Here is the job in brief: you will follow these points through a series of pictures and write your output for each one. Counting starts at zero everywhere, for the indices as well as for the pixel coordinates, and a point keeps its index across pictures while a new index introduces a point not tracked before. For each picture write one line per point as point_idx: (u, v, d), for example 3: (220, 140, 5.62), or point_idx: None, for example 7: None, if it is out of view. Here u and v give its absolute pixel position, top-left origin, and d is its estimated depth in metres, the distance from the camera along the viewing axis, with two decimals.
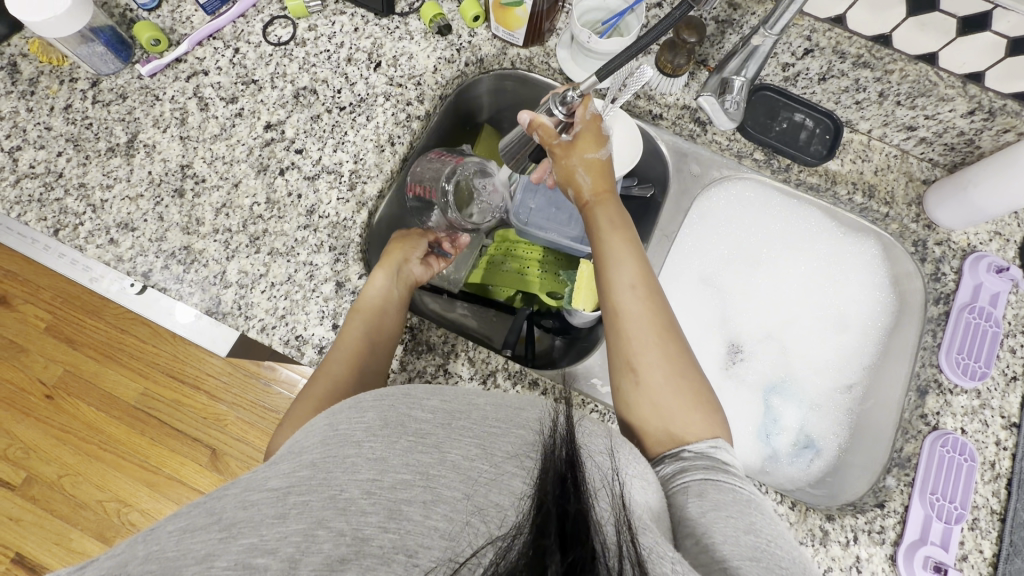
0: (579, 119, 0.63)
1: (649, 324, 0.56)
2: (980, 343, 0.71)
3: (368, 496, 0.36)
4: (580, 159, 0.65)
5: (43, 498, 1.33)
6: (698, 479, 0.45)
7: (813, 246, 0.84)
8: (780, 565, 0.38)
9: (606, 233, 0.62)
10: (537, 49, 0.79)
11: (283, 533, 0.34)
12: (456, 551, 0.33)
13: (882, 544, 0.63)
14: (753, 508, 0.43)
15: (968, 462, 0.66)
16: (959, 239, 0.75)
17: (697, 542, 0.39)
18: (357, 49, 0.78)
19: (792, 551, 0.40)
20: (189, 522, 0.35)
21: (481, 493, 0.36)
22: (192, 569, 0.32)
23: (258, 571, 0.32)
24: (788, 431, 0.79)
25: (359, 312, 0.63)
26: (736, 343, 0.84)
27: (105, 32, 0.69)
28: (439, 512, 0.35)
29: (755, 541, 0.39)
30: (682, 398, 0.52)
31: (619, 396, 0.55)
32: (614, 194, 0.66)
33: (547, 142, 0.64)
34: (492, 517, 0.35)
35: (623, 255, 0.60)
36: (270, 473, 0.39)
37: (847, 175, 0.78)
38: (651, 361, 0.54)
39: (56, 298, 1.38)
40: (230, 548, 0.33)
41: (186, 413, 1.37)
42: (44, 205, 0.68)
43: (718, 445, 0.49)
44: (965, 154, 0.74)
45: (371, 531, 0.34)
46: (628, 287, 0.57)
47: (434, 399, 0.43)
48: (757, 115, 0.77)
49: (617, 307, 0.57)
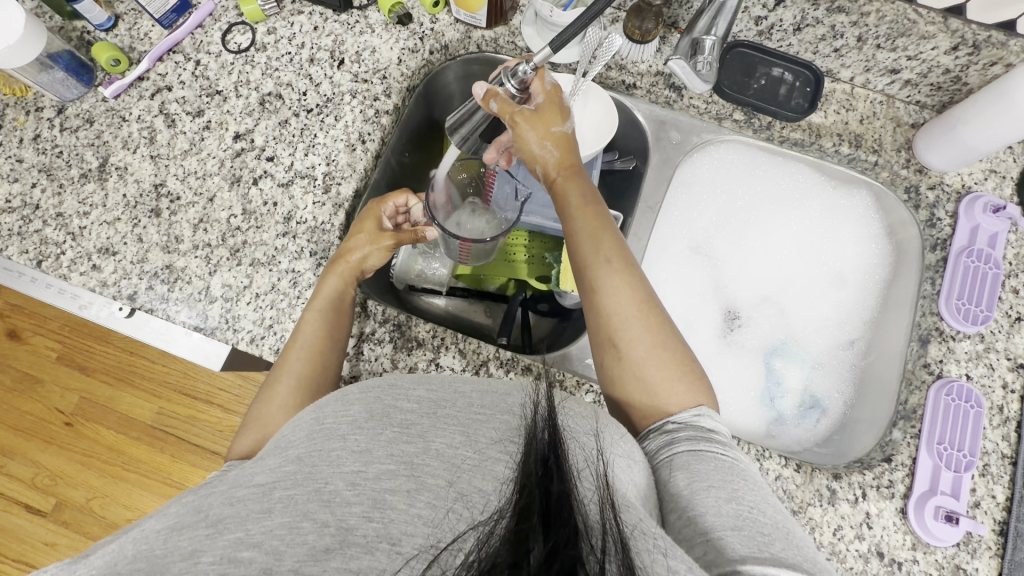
0: (539, 91, 0.61)
1: (628, 298, 0.54)
2: (979, 287, 0.69)
3: (351, 487, 0.35)
4: (543, 132, 0.61)
5: (75, 522, 1.36)
6: (684, 451, 0.45)
7: (804, 204, 0.82)
8: (761, 532, 0.38)
9: (578, 207, 0.60)
10: (502, 30, 0.78)
11: (268, 527, 0.34)
12: (438, 538, 0.33)
13: (891, 498, 0.62)
14: (736, 476, 0.42)
15: (975, 408, 0.65)
16: (953, 181, 0.73)
17: (681, 517, 0.40)
18: (319, 48, 0.76)
19: (776, 515, 0.40)
20: (177, 521, 0.36)
21: (464, 479, 0.36)
22: (178, 566, 0.32)
23: (243, 564, 0.32)
24: (793, 393, 0.78)
25: (314, 308, 0.61)
26: (730, 308, 0.82)
27: (63, 57, 0.69)
28: (423, 499, 0.34)
29: (737, 509, 0.39)
30: (665, 370, 0.51)
31: (603, 371, 0.54)
32: (581, 168, 0.63)
33: (506, 114, 0.60)
34: (476, 502, 0.35)
35: (596, 230, 0.58)
36: (258, 470, 0.39)
37: (832, 126, 0.75)
38: (633, 336, 0.53)
39: (64, 327, 1.41)
40: (217, 543, 0.33)
41: (202, 428, 1.39)
42: (25, 237, 0.68)
43: (701, 412, 0.48)
44: (952, 93, 0.71)
45: (355, 521, 0.33)
46: (605, 262, 0.56)
47: (421, 388, 0.43)
48: (733, 74, 0.75)
49: (594, 282, 0.56)
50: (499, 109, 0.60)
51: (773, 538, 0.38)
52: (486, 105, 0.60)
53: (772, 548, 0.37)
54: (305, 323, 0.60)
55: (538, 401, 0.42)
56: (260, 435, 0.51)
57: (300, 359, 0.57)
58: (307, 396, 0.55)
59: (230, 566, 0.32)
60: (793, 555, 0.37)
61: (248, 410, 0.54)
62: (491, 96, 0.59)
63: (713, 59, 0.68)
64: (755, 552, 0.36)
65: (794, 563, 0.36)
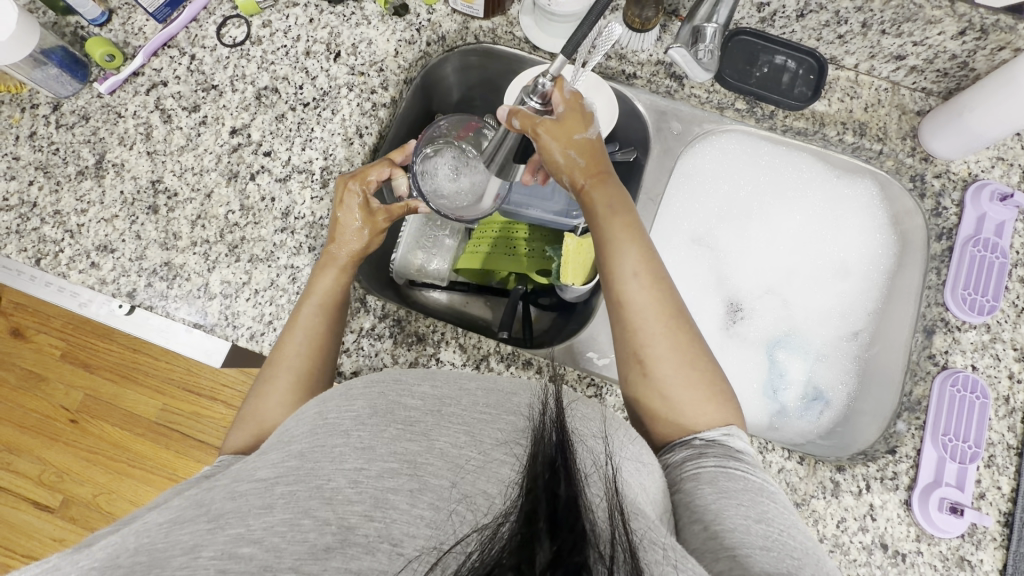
0: (559, 101, 0.62)
1: (656, 314, 0.54)
2: (986, 277, 0.68)
3: (353, 485, 0.35)
4: (566, 142, 0.62)
5: (83, 518, 1.37)
6: (712, 465, 0.45)
7: (807, 195, 0.81)
8: (791, 555, 0.38)
9: (605, 218, 0.60)
10: (500, 20, 0.76)
11: (269, 523, 0.33)
12: (439, 539, 0.32)
13: (895, 490, 0.61)
14: (765, 497, 0.42)
15: (980, 399, 0.65)
16: (959, 169, 0.72)
17: (706, 528, 0.40)
18: (315, 41, 0.75)
19: (804, 540, 0.40)
20: (180, 515, 0.35)
21: (467, 480, 0.35)
22: (178, 560, 0.32)
23: (243, 560, 0.32)
24: (795, 385, 0.77)
25: (312, 301, 0.60)
26: (735, 302, 0.81)
27: (57, 52, 0.68)
28: (425, 500, 0.34)
29: (766, 529, 0.39)
30: (693, 389, 0.51)
31: (628, 386, 0.54)
32: (610, 173, 0.63)
33: (529, 129, 0.61)
34: (479, 504, 0.34)
35: (622, 243, 0.58)
36: (260, 464, 0.38)
37: (836, 115, 0.74)
38: (659, 352, 0.52)
39: (66, 325, 1.41)
40: (217, 538, 0.33)
41: (206, 424, 1.39)
42: (23, 235, 0.68)
43: (731, 433, 0.49)
44: (959, 79, 0.70)
45: (355, 520, 0.33)
46: (632, 277, 0.55)
47: (425, 384, 0.43)
48: (735, 62, 0.74)
49: (620, 297, 0.55)
50: (522, 125, 0.61)
51: (802, 563, 0.37)
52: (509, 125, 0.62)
53: (801, 572, 0.37)
54: (302, 314, 0.59)
55: (547, 401, 0.42)
56: (258, 429, 0.51)
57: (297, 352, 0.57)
58: (304, 390, 0.55)
59: (229, 561, 0.31)
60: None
61: (243, 404, 0.54)
62: (513, 115, 0.61)
63: (715, 47, 0.67)
64: (782, 573, 0.36)
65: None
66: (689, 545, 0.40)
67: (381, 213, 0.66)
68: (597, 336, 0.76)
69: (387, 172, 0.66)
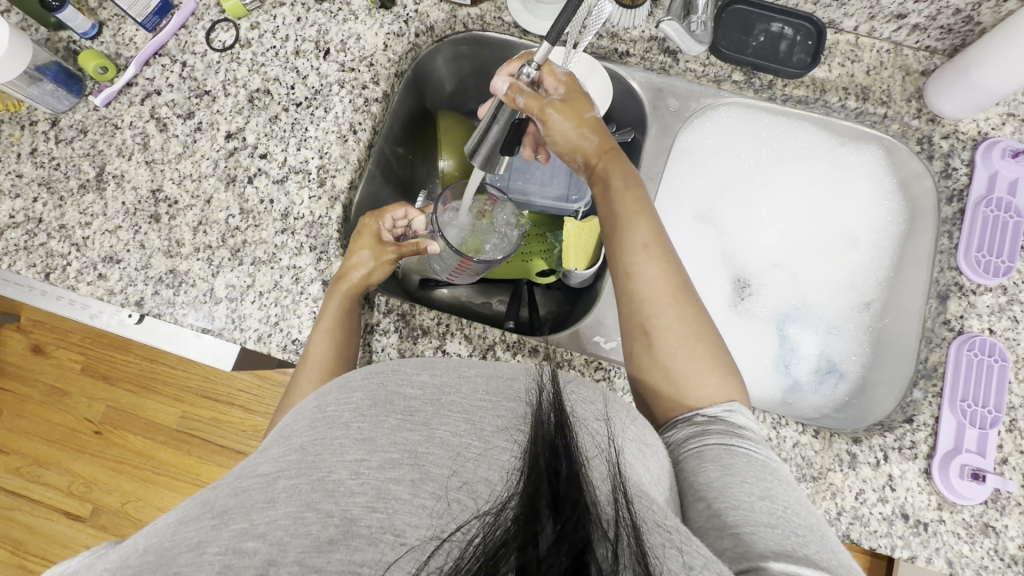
0: (555, 84, 0.64)
1: (664, 285, 0.54)
2: (1000, 237, 0.67)
3: (355, 476, 0.32)
4: (574, 120, 0.63)
5: (113, 525, 1.38)
6: (715, 444, 0.45)
7: (812, 165, 0.79)
8: (796, 532, 0.37)
9: (617, 190, 0.60)
10: (487, 6, 0.75)
11: (271, 517, 0.31)
12: (441, 528, 0.30)
13: (915, 459, 0.61)
14: (769, 475, 0.42)
15: (999, 362, 0.64)
16: (968, 128, 0.71)
17: (709, 506, 0.39)
18: (304, 40, 0.75)
19: (809, 517, 0.39)
20: (184, 515, 0.33)
21: (468, 468, 0.33)
22: (184, 556, 0.30)
23: (247, 555, 0.29)
24: (807, 359, 0.76)
25: (322, 328, 0.61)
26: (742, 278, 0.79)
27: (51, 68, 0.69)
28: (427, 489, 0.32)
29: (770, 506, 0.38)
30: (697, 360, 0.51)
31: (632, 358, 0.55)
32: (620, 151, 0.64)
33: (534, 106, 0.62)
34: (480, 491, 0.32)
35: (634, 213, 0.58)
36: (261, 459, 0.36)
37: (837, 80, 0.72)
38: (664, 325, 0.53)
39: (85, 340, 1.44)
40: (221, 535, 0.30)
41: (226, 428, 1.41)
42: (31, 251, 0.69)
43: (734, 408, 0.48)
44: (964, 34, 0.68)
45: (358, 511, 0.31)
46: (641, 248, 0.56)
47: (423, 373, 0.39)
48: (730, 33, 0.73)
49: (629, 268, 0.56)
50: (528, 104, 0.62)
51: (809, 540, 0.36)
52: (512, 100, 0.61)
53: (807, 549, 0.35)
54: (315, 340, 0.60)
55: (544, 385, 0.39)
56: None
57: (311, 380, 0.57)
58: None
59: (233, 557, 0.29)
60: (830, 560, 0.35)
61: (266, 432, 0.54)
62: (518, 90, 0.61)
63: (707, 18, 0.69)
64: (790, 550, 0.35)
65: (829, 565, 0.35)
66: (694, 522, 0.39)
67: (390, 245, 0.66)
68: (603, 319, 0.75)
69: (403, 211, 0.69)
